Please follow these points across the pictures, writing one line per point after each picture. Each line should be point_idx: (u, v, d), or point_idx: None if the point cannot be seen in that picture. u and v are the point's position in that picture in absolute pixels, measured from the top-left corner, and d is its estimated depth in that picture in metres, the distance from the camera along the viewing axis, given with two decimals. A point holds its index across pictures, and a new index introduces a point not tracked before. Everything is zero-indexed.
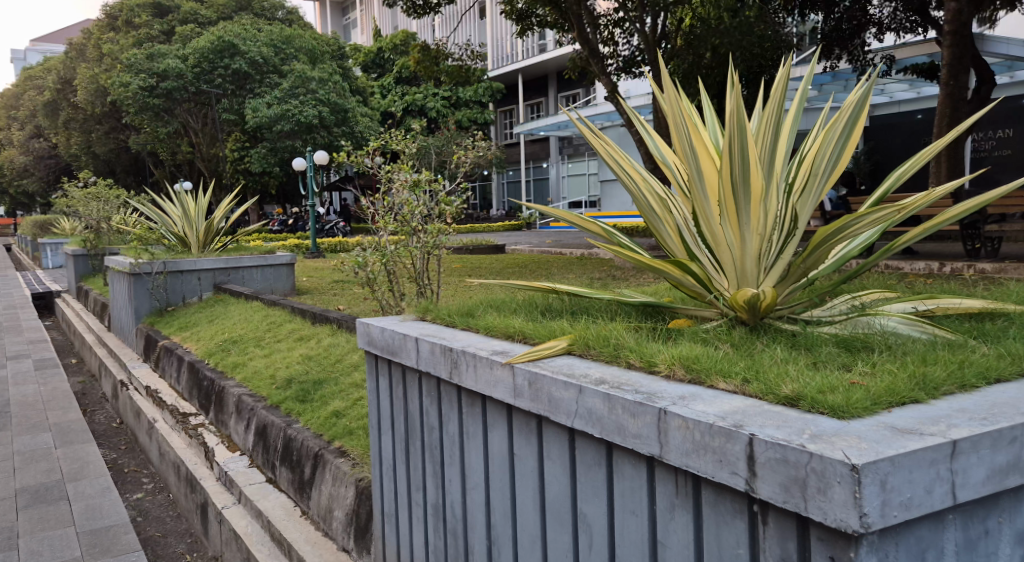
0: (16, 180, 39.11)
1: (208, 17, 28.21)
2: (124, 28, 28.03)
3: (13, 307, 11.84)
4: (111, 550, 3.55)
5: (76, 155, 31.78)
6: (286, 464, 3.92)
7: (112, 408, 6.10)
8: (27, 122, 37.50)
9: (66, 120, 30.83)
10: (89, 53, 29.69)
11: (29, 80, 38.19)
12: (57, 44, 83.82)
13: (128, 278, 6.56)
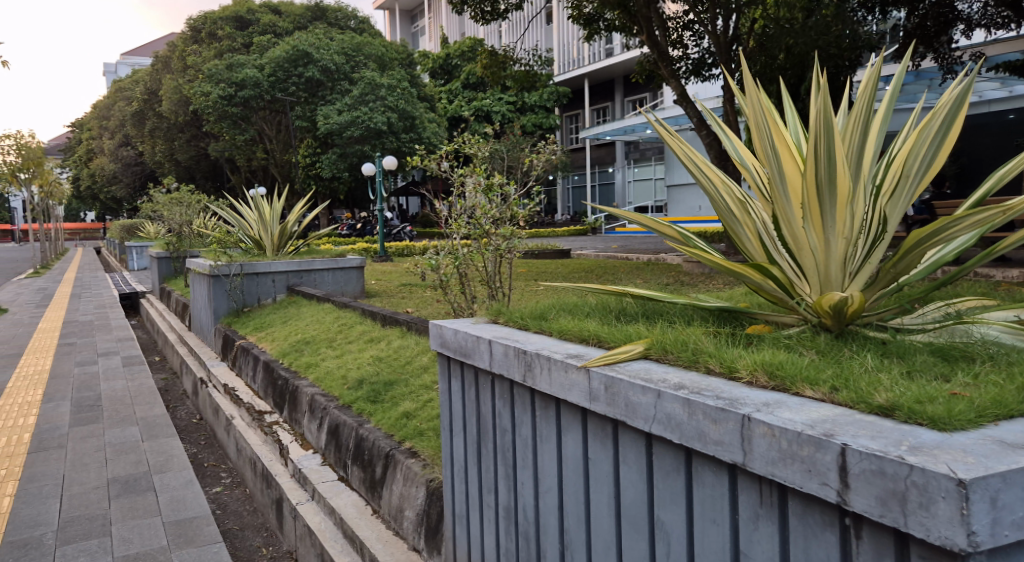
0: (106, 186, 41.23)
1: (285, 27, 29.26)
2: (207, 40, 29.26)
3: (103, 306, 12.46)
4: (195, 540, 3.69)
5: (159, 162, 33.26)
6: (358, 463, 3.99)
7: (192, 404, 6.33)
8: (117, 131, 39.46)
9: (152, 128, 32.32)
10: (174, 64, 31.08)
11: (118, 91, 40.22)
12: (144, 56, 87.71)
13: (206, 279, 6.77)
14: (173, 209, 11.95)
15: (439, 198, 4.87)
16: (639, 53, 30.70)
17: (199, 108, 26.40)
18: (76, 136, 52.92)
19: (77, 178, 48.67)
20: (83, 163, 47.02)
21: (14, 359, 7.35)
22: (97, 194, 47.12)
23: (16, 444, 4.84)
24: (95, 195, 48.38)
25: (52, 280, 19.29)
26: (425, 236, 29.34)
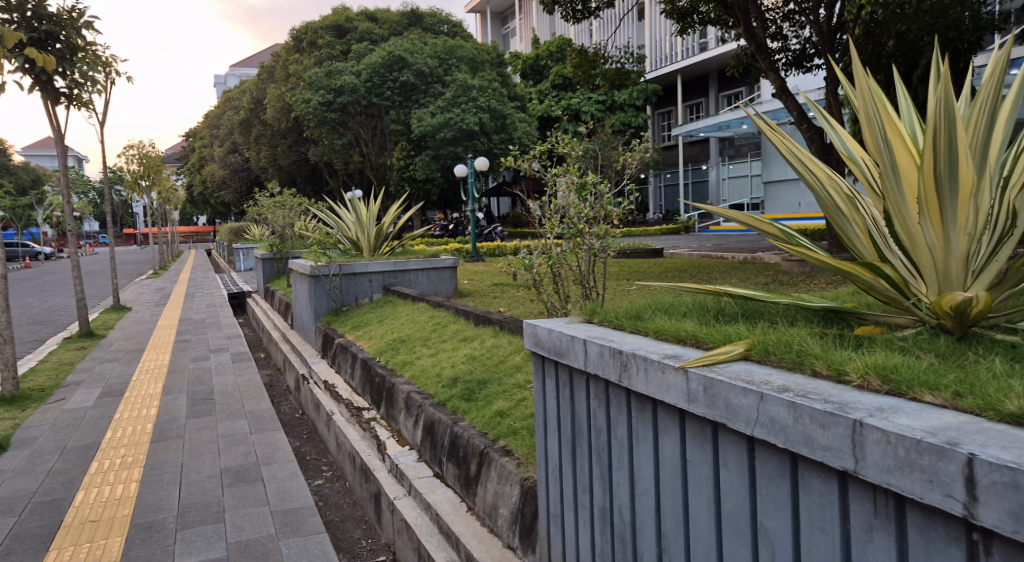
0: (215, 191, 43.62)
1: (381, 34, 30.13)
2: (308, 49, 30.48)
3: (213, 304, 13.18)
4: (301, 529, 3.87)
5: (264, 167, 34.88)
6: (452, 461, 4.05)
7: (295, 399, 6.60)
8: (226, 139, 41.67)
9: (257, 136, 33.96)
10: (278, 73, 32.54)
11: (227, 101, 42.46)
12: (250, 66, 91.82)
13: (308, 279, 6.99)
14: (277, 211, 12.53)
15: (532, 197, 4.90)
16: (736, 46, 29.78)
17: (300, 114, 27.53)
18: (190, 144, 56.27)
19: (190, 185, 51.71)
20: (196, 170, 49.84)
21: (137, 354, 7.89)
22: (209, 199, 49.89)
23: (139, 433, 5.19)
24: (206, 201, 51.27)
25: (169, 281, 20.56)
26: (516, 236, 29.50)
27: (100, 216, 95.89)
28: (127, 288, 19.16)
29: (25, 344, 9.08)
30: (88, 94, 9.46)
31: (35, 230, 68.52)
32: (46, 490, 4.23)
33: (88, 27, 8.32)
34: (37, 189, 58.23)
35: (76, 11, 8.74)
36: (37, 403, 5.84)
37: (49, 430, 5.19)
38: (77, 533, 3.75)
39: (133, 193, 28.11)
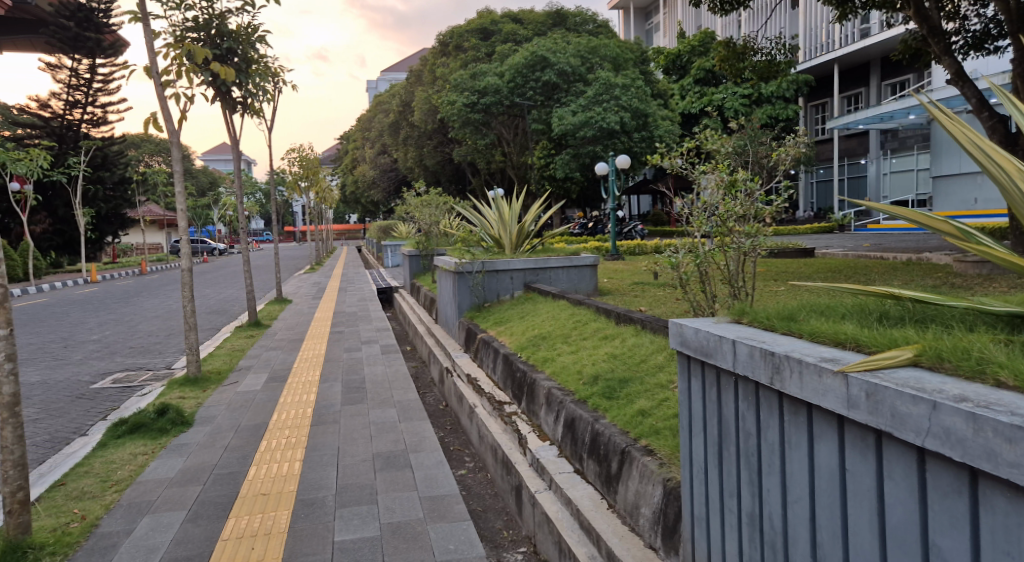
0: (367, 191, 46.09)
1: (525, 35, 30.57)
2: (455, 53, 31.56)
3: (366, 298, 13.94)
4: (447, 515, 4.03)
5: (411, 167, 36.42)
6: (593, 457, 4.06)
7: (439, 391, 6.86)
8: (377, 141, 43.86)
9: (405, 137, 35.51)
10: (426, 77, 33.87)
11: (378, 105, 44.67)
12: (400, 71, 96.01)
13: (453, 276, 7.24)
14: (424, 210, 13.04)
15: (678, 196, 4.81)
16: (903, 30, 27.53)
17: (446, 116, 28.49)
18: (345, 146, 59.66)
19: (344, 186, 54.80)
20: (348, 172, 52.78)
21: (298, 343, 8.51)
22: (359, 199, 52.74)
23: (301, 416, 5.60)
24: (358, 200, 54.21)
25: (326, 276, 21.95)
26: (656, 235, 28.97)
27: (266, 216, 104.02)
28: (290, 281, 20.68)
29: (205, 331, 10.05)
30: (260, 103, 10.28)
31: (212, 226, 75.41)
32: (224, 463, 4.67)
33: (262, 41, 9.02)
34: (213, 190, 64.09)
35: (251, 27, 9.50)
36: (216, 384, 6.45)
37: (226, 410, 5.72)
38: (251, 504, 4.13)
39: (293, 193, 30.27)
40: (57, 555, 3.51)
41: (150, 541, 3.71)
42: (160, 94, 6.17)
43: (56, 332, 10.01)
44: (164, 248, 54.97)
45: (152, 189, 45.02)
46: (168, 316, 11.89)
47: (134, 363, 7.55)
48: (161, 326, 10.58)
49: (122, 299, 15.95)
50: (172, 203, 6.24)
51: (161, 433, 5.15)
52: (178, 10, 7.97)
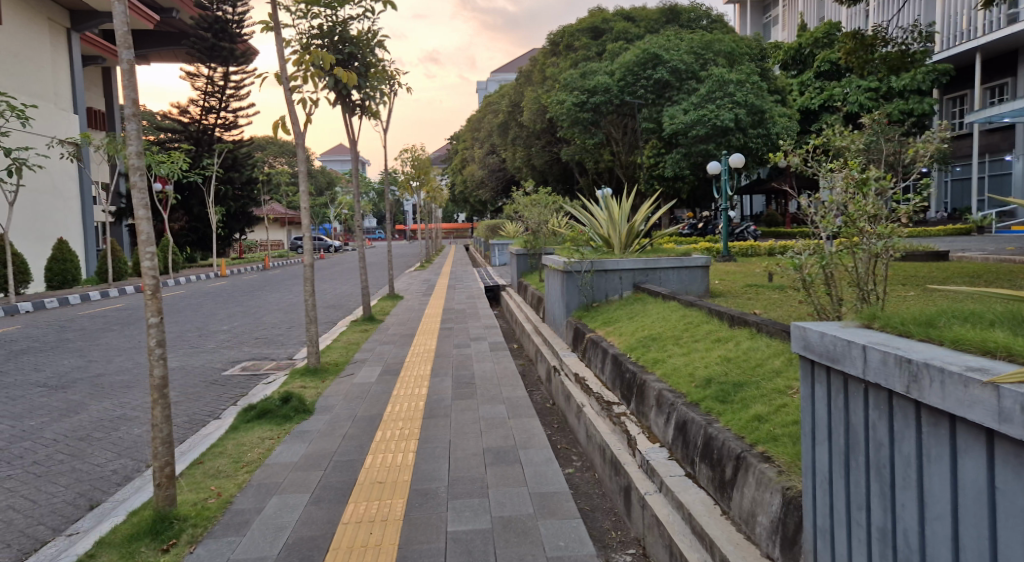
0: (475, 190, 46.86)
1: (637, 33, 30.27)
2: (565, 52, 31.72)
3: (477, 296, 14.18)
4: (556, 512, 4.05)
5: (519, 167, 36.79)
6: (706, 462, 3.94)
7: (546, 389, 6.89)
8: (486, 142, 44.57)
9: (514, 137, 35.89)
10: (536, 77, 34.22)
11: (488, 106, 45.34)
12: (509, 72, 97.06)
13: (562, 276, 7.29)
14: (531, 209, 12.65)
15: (804, 196, 4.66)
16: None
17: (555, 116, 28.66)
18: (455, 146, 60.99)
19: (453, 185, 55.97)
20: (457, 171, 53.87)
21: (409, 338, 8.78)
22: (468, 198, 53.75)
23: (413, 409, 5.78)
24: (466, 199, 55.12)
25: (436, 273, 22.56)
26: (770, 236, 27.94)
27: (378, 215, 107.87)
28: (403, 278, 21.41)
29: (323, 323, 10.56)
30: (378, 105, 10.66)
31: (328, 223, 78.93)
32: (343, 451, 4.88)
33: (382, 45, 9.35)
34: (330, 189, 67.16)
35: (372, 31, 9.85)
36: (334, 375, 6.76)
37: (343, 400, 5.98)
38: (369, 491, 4.30)
39: (405, 192, 31.26)
40: (198, 528, 3.80)
41: (278, 519, 3.94)
42: (289, 98, 6.52)
43: (192, 321, 10.79)
44: (285, 244, 58.04)
45: (275, 188, 47.63)
46: (291, 309, 12.56)
47: (260, 353, 8.03)
48: (284, 318, 11.18)
49: (251, 292, 17.00)
50: (298, 203, 6.57)
51: (286, 419, 5.45)
52: (306, 18, 8.39)
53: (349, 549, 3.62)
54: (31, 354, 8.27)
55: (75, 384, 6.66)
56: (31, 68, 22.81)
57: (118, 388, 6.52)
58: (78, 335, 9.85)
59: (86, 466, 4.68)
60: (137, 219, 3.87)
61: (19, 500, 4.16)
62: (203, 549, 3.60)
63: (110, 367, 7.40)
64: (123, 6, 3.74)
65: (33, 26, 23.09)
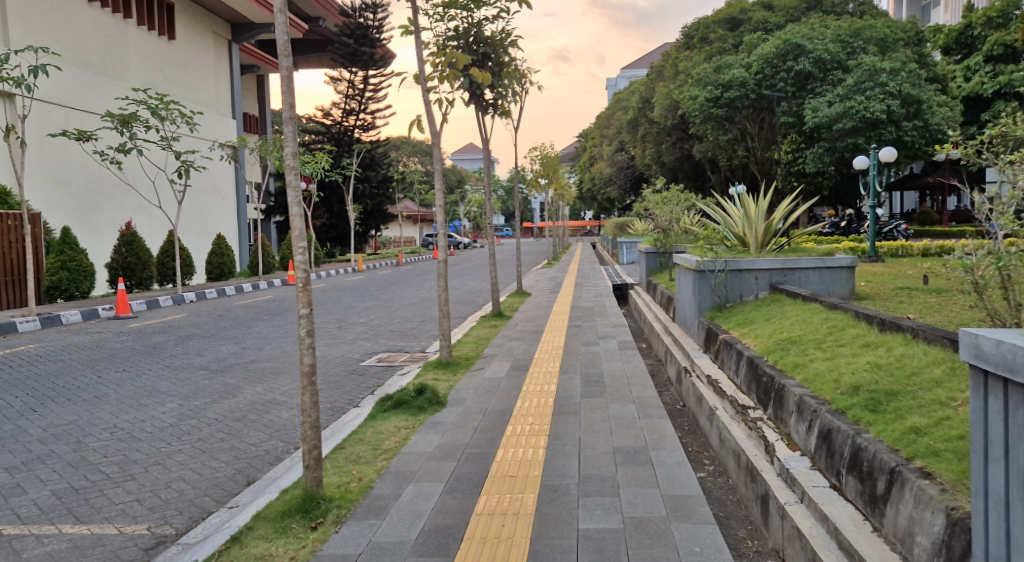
0: (603, 188, 46.52)
1: (777, 22, 29.03)
2: (700, 45, 31.03)
3: (605, 294, 14.10)
4: (690, 517, 3.95)
5: (648, 164, 36.23)
6: (854, 474, 3.68)
7: (676, 390, 6.73)
8: (615, 139, 44.13)
9: (644, 134, 35.39)
10: (668, 72, 33.64)
11: (617, 102, 44.96)
12: (640, 66, 95.39)
13: (693, 275, 7.13)
14: (662, 207, 12.43)
15: (978, 191, 4.30)
16: None
17: (688, 112, 27.97)
18: (584, 144, 60.83)
19: (581, 182, 55.75)
20: (585, 169, 53.70)
21: (537, 335, 8.86)
22: (595, 197, 53.47)
23: (543, 405, 5.83)
24: (594, 197, 54.81)
25: (564, 270, 22.67)
26: (923, 236, 25.95)
27: (506, 214, 109.69)
28: (530, 274, 21.69)
29: (454, 318, 10.86)
30: (510, 104, 10.81)
31: (458, 221, 81.15)
32: (475, 443, 5.00)
33: (514, 45, 9.46)
34: (460, 187, 69.00)
35: (505, 31, 9.97)
36: (465, 368, 6.94)
37: (474, 394, 6.12)
38: (500, 484, 4.37)
39: (534, 190, 31.55)
40: (343, 509, 4.01)
41: (415, 506, 4.08)
42: (426, 98, 6.75)
43: (334, 313, 11.42)
44: (417, 241, 60.22)
45: (408, 186, 49.48)
46: (424, 304, 13.02)
47: (396, 345, 8.36)
48: (418, 312, 11.61)
49: (387, 286, 17.77)
50: (433, 199, 6.77)
51: (420, 409, 5.63)
52: (443, 21, 8.64)
53: (482, 540, 3.69)
54: (194, 339, 9.05)
55: (232, 369, 7.22)
56: (198, 77, 24.92)
57: (270, 374, 6.99)
58: (234, 323, 10.67)
59: (243, 445, 5.05)
60: (291, 215, 4.13)
61: (188, 473, 4.55)
62: (347, 529, 3.79)
63: (262, 354, 7.95)
64: (285, 16, 3.99)
65: (199, 39, 25.20)
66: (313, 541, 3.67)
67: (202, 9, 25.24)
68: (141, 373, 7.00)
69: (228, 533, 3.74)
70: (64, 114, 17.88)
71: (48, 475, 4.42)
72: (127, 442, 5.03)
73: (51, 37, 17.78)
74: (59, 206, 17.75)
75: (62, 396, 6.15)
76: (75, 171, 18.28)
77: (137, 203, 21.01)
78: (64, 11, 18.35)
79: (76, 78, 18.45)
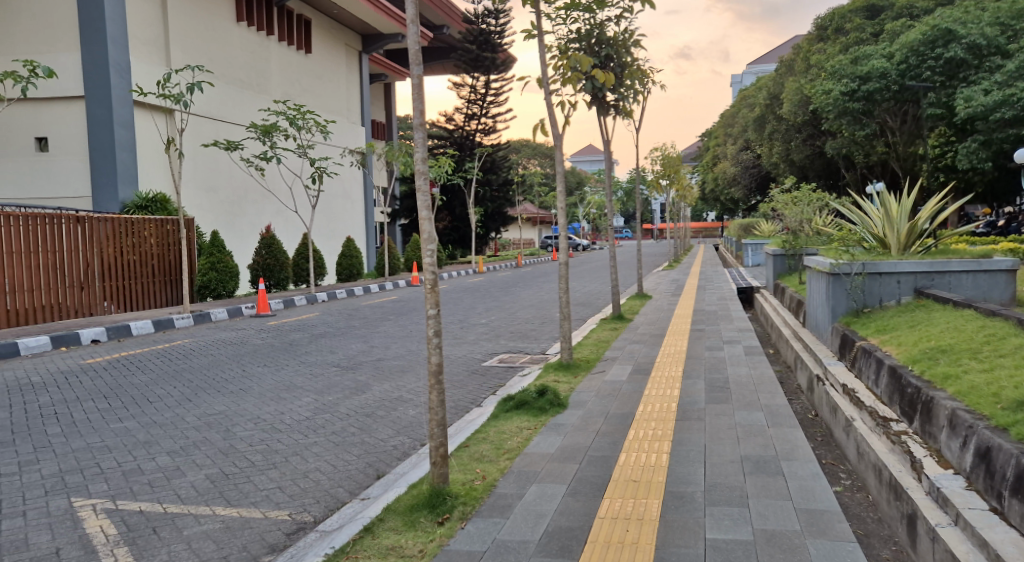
0: (727, 189, 45.06)
1: (925, 6, 26.99)
2: (834, 36, 29.64)
3: (727, 297, 13.67)
4: (828, 532, 3.74)
5: (776, 162, 34.89)
6: (1019, 497, 3.34)
7: (808, 399, 6.42)
8: (741, 137, 42.65)
9: (772, 132, 34.09)
10: (798, 66, 32.33)
11: (743, 100, 43.53)
12: (769, 62, 91.76)
13: (827, 279, 6.84)
14: (792, 209, 12.22)
15: None
16: None
17: (821, 107, 26.92)
18: (708, 145, 59.21)
19: (704, 183, 54.29)
20: (708, 169, 52.35)
21: (659, 338, 8.69)
22: (718, 198, 51.89)
23: (666, 410, 5.71)
24: (716, 199, 53.21)
25: (686, 273, 22.18)
26: None
27: (626, 216, 108.46)
28: (651, 277, 21.39)
29: (574, 320, 10.87)
30: (632, 105, 10.69)
31: (578, 223, 81.25)
32: (597, 446, 4.97)
33: (638, 44, 9.34)
34: (579, 189, 69.04)
35: (628, 31, 9.89)
36: (585, 371, 6.91)
37: (596, 396, 6.09)
38: (623, 488, 4.32)
39: (655, 191, 31.06)
40: (468, 506, 4.09)
41: (539, 506, 4.10)
42: (549, 101, 6.78)
43: (456, 314, 11.70)
44: (535, 243, 60.74)
45: (527, 189, 50.13)
46: (543, 306, 13.11)
47: (516, 346, 8.47)
48: (536, 313, 11.71)
49: (507, 288, 18.02)
50: (555, 200, 6.78)
51: (541, 411, 5.66)
52: (565, 23, 8.66)
53: (606, 544, 3.66)
54: (327, 337, 9.55)
55: (361, 366, 7.56)
56: (331, 88, 26.30)
57: (396, 371, 7.27)
58: (362, 322, 11.17)
59: (373, 439, 5.27)
60: (420, 218, 4.26)
61: (323, 464, 4.79)
62: (473, 526, 3.86)
63: (389, 352, 8.27)
64: (417, 25, 4.11)
65: (333, 52, 26.62)
66: (440, 535, 3.77)
67: (335, 24, 26.69)
68: (280, 368, 7.47)
69: (362, 523, 3.90)
70: (214, 127, 19.40)
71: (203, 460, 4.80)
72: (269, 432, 5.37)
73: (205, 56, 19.34)
74: (209, 211, 19.23)
75: (212, 387, 6.67)
76: (222, 179, 19.76)
77: (276, 208, 22.44)
78: (216, 31, 19.92)
79: (226, 92, 19.96)
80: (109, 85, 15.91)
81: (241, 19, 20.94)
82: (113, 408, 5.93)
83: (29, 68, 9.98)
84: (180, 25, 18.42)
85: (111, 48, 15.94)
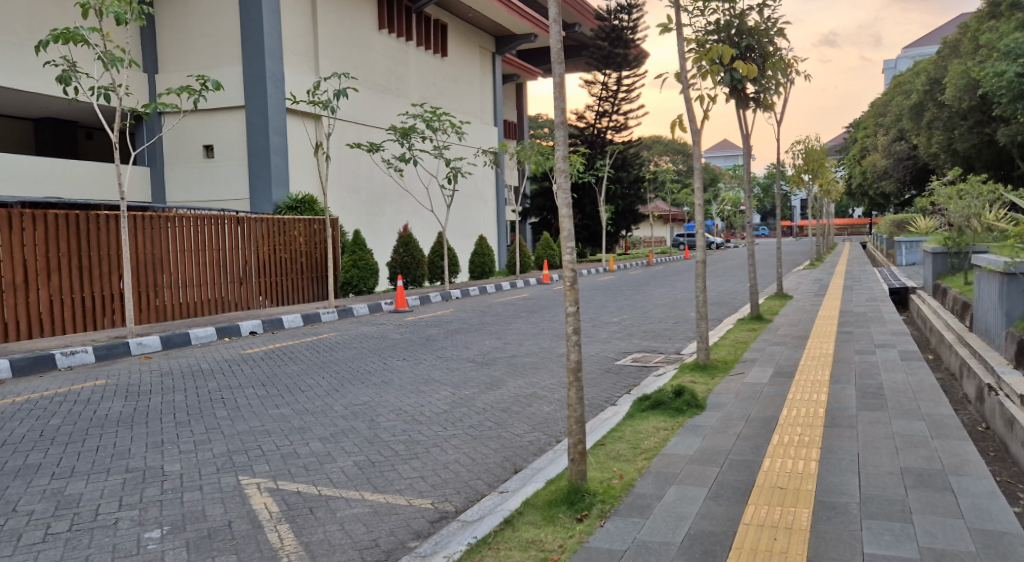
0: (876, 182, 42.08)
1: None
2: (1009, 12, 26.74)
3: (876, 298, 12.80)
4: (1008, 557, 3.40)
5: (934, 153, 32.76)
6: None
7: (977, 410, 5.91)
8: (895, 126, 39.72)
9: (931, 121, 31.88)
10: (965, 46, 29.59)
11: (898, 86, 40.57)
12: (930, 44, 84.61)
13: (1000, 279, 6.25)
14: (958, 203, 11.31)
15: None
16: None
17: (992, 90, 24.52)
18: (857, 136, 55.39)
19: (851, 177, 50.89)
20: (856, 162, 49.09)
21: (801, 340, 8.28)
22: (867, 193, 48.46)
23: (813, 415, 5.43)
24: (864, 194, 49.69)
25: (830, 272, 21.02)
26: None
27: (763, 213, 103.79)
28: (791, 277, 20.32)
29: (709, 320, 10.59)
30: (773, 97, 10.21)
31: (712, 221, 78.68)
32: (738, 450, 4.79)
33: (779, 34, 8.94)
34: (714, 185, 66.72)
35: (771, 19, 9.51)
36: (722, 372, 6.69)
37: (735, 399, 5.87)
38: (769, 495, 4.13)
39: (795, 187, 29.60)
40: (607, 504, 4.05)
41: (679, 509, 4.00)
42: (687, 96, 6.62)
43: (588, 312, 11.66)
44: (667, 242, 59.50)
45: (659, 186, 49.20)
46: (677, 304, 12.84)
47: (650, 345, 8.33)
48: (669, 312, 11.49)
49: (640, 287, 17.75)
50: (692, 198, 6.61)
51: (678, 412, 5.53)
52: (704, 16, 8.43)
53: (753, 551, 3.52)
54: (462, 333, 9.80)
55: (495, 361, 7.70)
56: (465, 90, 26.97)
57: (530, 368, 7.35)
58: (496, 319, 11.37)
59: (509, 434, 5.34)
60: (561, 216, 4.27)
61: (462, 457, 4.91)
62: (612, 524, 3.82)
63: (521, 349, 8.36)
64: (559, 26, 4.12)
65: (467, 55, 27.32)
66: (580, 532, 3.75)
67: (468, 27, 27.36)
68: (418, 362, 7.74)
69: (502, 515, 3.96)
70: (357, 130, 20.42)
71: (352, 447, 5.05)
72: (411, 424, 5.57)
73: (349, 64, 20.38)
74: (351, 212, 20.26)
75: (358, 378, 7.01)
76: (364, 181, 20.78)
77: (413, 208, 23.32)
78: (360, 40, 20.93)
79: (368, 97, 20.95)
80: (265, 95, 17.12)
81: (382, 26, 21.91)
82: (270, 395, 6.37)
83: (201, 82, 10.81)
84: (327, 35, 19.50)
85: (268, 60, 17.15)
